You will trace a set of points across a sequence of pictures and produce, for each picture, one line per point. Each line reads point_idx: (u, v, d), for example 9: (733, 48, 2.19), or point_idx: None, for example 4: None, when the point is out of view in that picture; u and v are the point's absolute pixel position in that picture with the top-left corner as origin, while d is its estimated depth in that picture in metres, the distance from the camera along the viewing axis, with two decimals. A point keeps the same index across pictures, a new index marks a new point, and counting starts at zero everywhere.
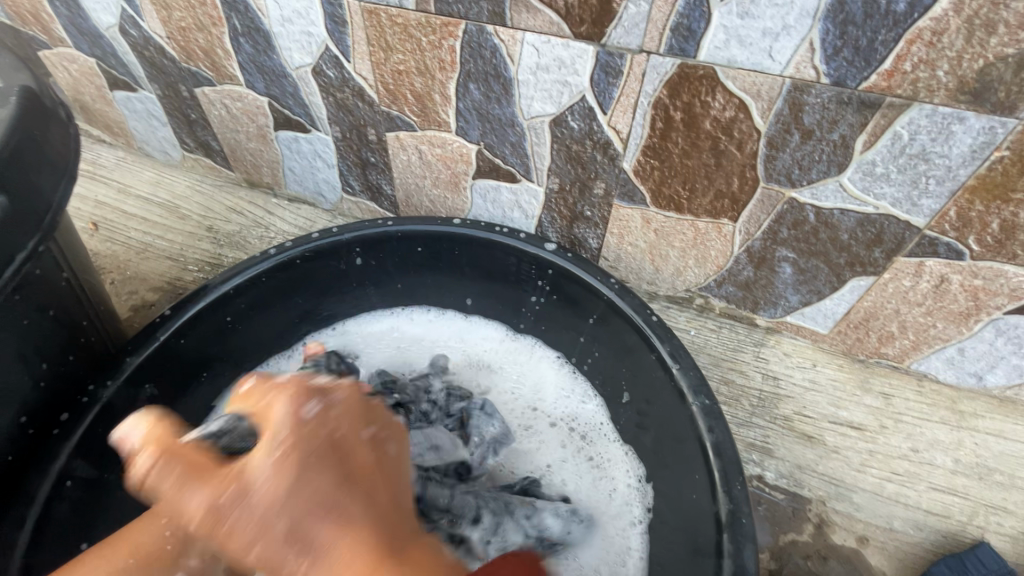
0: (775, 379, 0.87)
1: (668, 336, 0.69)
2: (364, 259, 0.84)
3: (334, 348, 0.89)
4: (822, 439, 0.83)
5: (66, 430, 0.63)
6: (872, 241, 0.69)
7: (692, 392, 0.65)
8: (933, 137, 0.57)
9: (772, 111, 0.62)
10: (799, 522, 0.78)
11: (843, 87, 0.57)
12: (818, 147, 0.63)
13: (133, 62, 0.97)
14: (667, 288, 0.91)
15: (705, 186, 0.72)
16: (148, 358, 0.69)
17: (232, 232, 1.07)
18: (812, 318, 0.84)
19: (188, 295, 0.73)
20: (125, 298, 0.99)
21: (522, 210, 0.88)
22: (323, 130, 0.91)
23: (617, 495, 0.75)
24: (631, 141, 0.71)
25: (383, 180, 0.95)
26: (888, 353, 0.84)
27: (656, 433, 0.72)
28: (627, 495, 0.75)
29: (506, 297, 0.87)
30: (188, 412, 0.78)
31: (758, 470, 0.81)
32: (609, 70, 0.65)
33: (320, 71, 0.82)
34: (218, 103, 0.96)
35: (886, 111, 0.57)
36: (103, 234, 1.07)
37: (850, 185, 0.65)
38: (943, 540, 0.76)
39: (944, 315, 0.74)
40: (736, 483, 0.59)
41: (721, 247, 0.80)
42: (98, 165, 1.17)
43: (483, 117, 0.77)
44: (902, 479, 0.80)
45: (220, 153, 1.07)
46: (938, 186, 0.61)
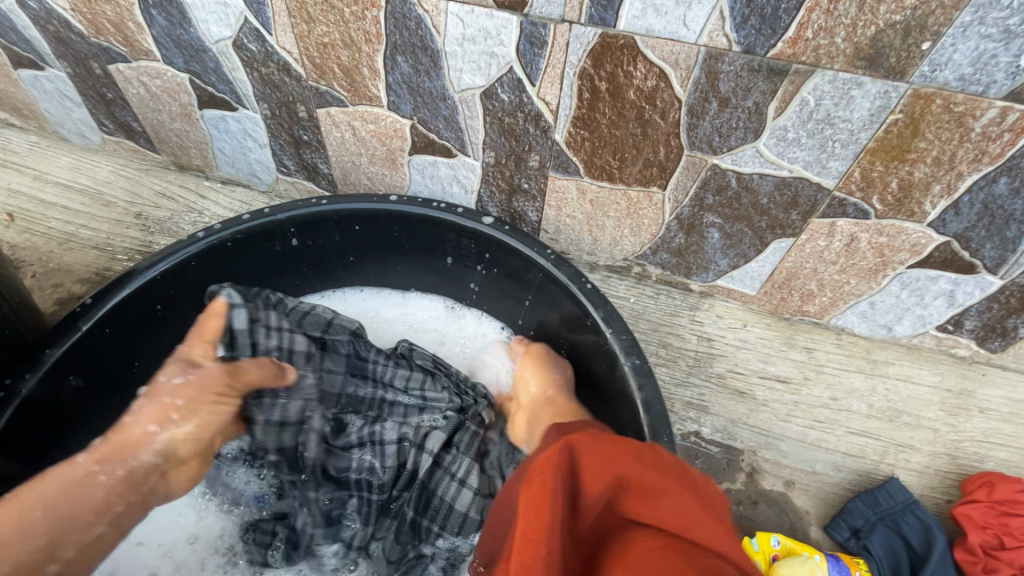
0: (709, 341, 0.92)
1: (602, 303, 0.72)
2: (300, 240, 0.82)
3: None
4: (752, 393, 0.89)
5: None
6: (789, 204, 0.73)
7: (624, 353, 0.68)
8: (835, 102, 0.61)
9: (690, 80, 0.64)
10: (732, 471, 0.83)
11: (753, 55, 0.60)
12: (734, 114, 0.65)
13: (36, 37, 0.90)
14: (606, 258, 0.94)
15: (634, 155, 0.74)
16: (70, 349, 0.67)
17: (163, 217, 1.02)
18: (741, 281, 0.89)
19: (111, 282, 0.70)
20: (50, 291, 0.94)
21: (461, 184, 0.88)
22: (251, 108, 0.88)
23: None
24: (561, 112, 0.72)
25: (318, 159, 0.93)
26: (810, 310, 0.89)
27: (594, 393, 0.75)
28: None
29: (446, 273, 0.88)
30: (120, 405, 0.76)
31: (695, 426, 0.86)
32: (533, 41, 0.65)
33: (241, 44, 0.79)
34: (135, 81, 0.91)
35: (793, 78, 0.60)
36: (20, 225, 1.00)
37: (766, 151, 0.68)
38: (858, 479, 0.83)
39: (856, 272, 0.79)
40: (664, 436, 0.62)
41: (653, 215, 0.82)
42: (9, 152, 1.08)
43: (413, 91, 0.76)
44: (823, 426, 0.87)
45: (143, 135, 1.02)
46: (843, 149, 0.65)
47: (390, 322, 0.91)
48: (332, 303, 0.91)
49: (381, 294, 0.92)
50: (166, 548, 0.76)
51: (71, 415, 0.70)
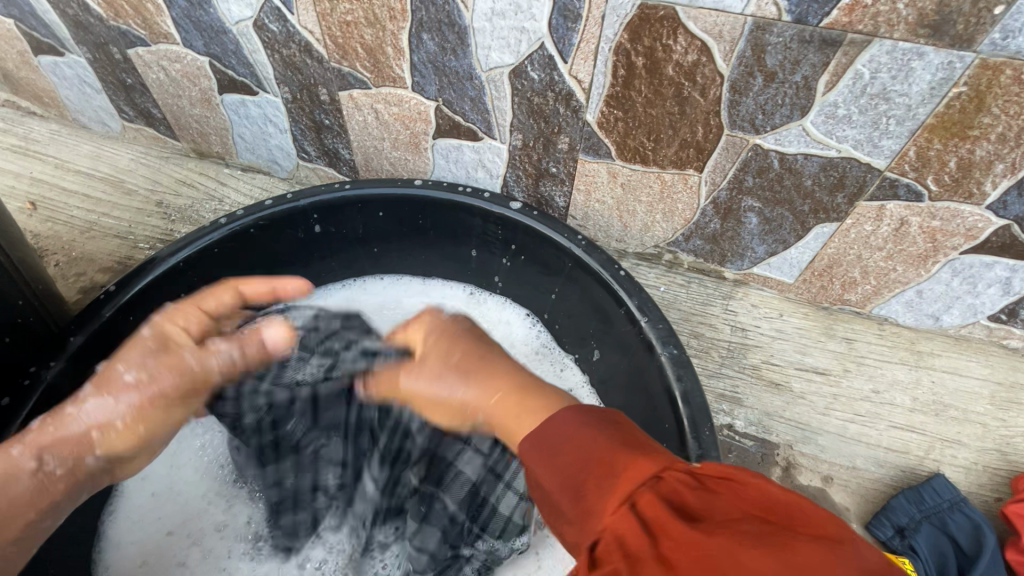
0: (744, 331, 0.88)
1: (637, 290, 0.69)
2: (323, 227, 0.80)
3: None
4: (788, 385, 0.85)
5: (8, 415, 0.59)
6: (835, 186, 0.69)
7: (660, 343, 0.65)
8: (893, 74, 0.57)
9: (734, 53, 0.60)
10: (768, 466, 0.80)
11: (804, 24, 0.56)
12: (780, 90, 0.62)
13: (56, 22, 0.89)
14: (636, 245, 0.90)
15: (670, 136, 0.71)
16: (94, 338, 0.65)
17: (183, 205, 1.01)
18: (778, 268, 0.85)
19: (134, 270, 0.69)
20: (74, 280, 0.93)
21: (486, 169, 0.85)
22: (272, 92, 0.86)
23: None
24: (593, 91, 0.69)
25: (340, 144, 0.91)
26: (851, 299, 0.85)
27: (626, 385, 0.73)
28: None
29: (471, 261, 0.85)
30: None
31: (729, 419, 0.83)
32: (567, 14, 0.62)
33: (262, 25, 0.76)
34: (155, 65, 0.89)
35: (847, 50, 0.56)
36: (42, 213, 1.00)
37: (812, 129, 0.64)
38: (901, 475, 0.80)
39: (904, 258, 0.75)
40: (705, 429, 0.60)
41: (687, 199, 0.79)
42: (30, 140, 1.08)
43: (439, 70, 0.73)
44: (863, 420, 0.83)
45: (163, 121, 1.01)
46: (898, 126, 0.61)
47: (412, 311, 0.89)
48: (351, 292, 0.89)
49: (402, 283, 0.90)
50: (194, 538, 0.76)
51: None
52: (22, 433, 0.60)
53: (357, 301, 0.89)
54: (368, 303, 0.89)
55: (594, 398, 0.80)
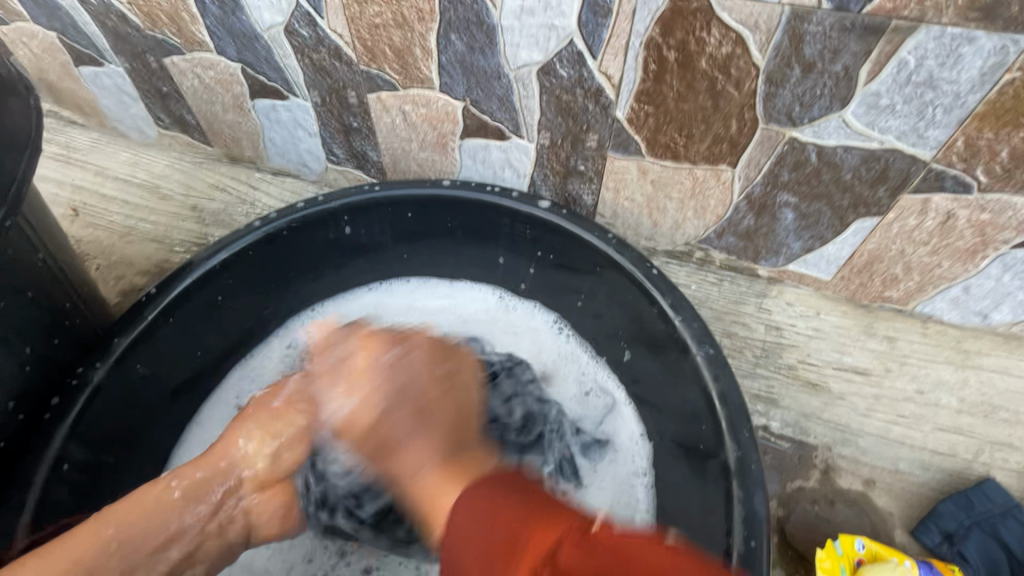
0: (778, 329, 0.86)
1: (670, 289, 0.68)
2: (354, 228, 0.81)
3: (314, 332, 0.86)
4: (827, 386, 0.83)
5: (57, 413, 0.61)
6: (877, 178, 0.67)
7: (695, 342, 0.64)
8: (941, 61, 0.55)
9: (771, 44, 0.59)
10: (806, 468, 0.78)
11: (845, 12, 0.54)
12: (819, 81, 0.60)
13: (96, 33, 0.92)
14: (666, 243, 0.89)
15: (703, 131, 0.69)
16: (137, 339, 0.67)
17: (216, 210, 1.04)
18: (815, 265, 0.83)
19: (174, 272, 0.71)
20: (114, 283, 0.97)
21: (513, 168, 0.85)
22: (302, 96, 0.87)
23: (622, 446, 0.76)
24: (623, 87, 0.68)
25: (368, 146, 0.91)
26: (892, 296, 0.82)
27: (659, 386, 0.72)
28: (631, 449, 0.76)
29: (500, 261, 0.85)
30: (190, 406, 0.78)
31: (764, 420, 0.81)
32: (597, 10, 0.61)
33: (293, 30, 0.78)
34: (189, 73, 0.92)
35: (892, 36, 0.54)
36: (84, 220, 1.03)
37: (853, 120, 0.62)
38: (949, 479, 0.77)
39: (951, 253, 0.72)
40: (743, 430, 0.59)
41: (719, 195, 0.77)
42: (72, 148, 1.12)
43: (467, 70, 0.73)
44: (907, 422, 0.80)
45: (197, 128, 1.03)
46: (946, 115, 0.58)
47: (438, 312, 0.88)
48: (377, 296, 0.89)
49: (427, 285, 0.90)
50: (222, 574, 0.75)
51: (140, 403, 0.71)
52: (70, 431, 0.62)
53: (383, 305, 0.89)
54: (394, 306, 0.89)
55: (624, 394, 0.79)
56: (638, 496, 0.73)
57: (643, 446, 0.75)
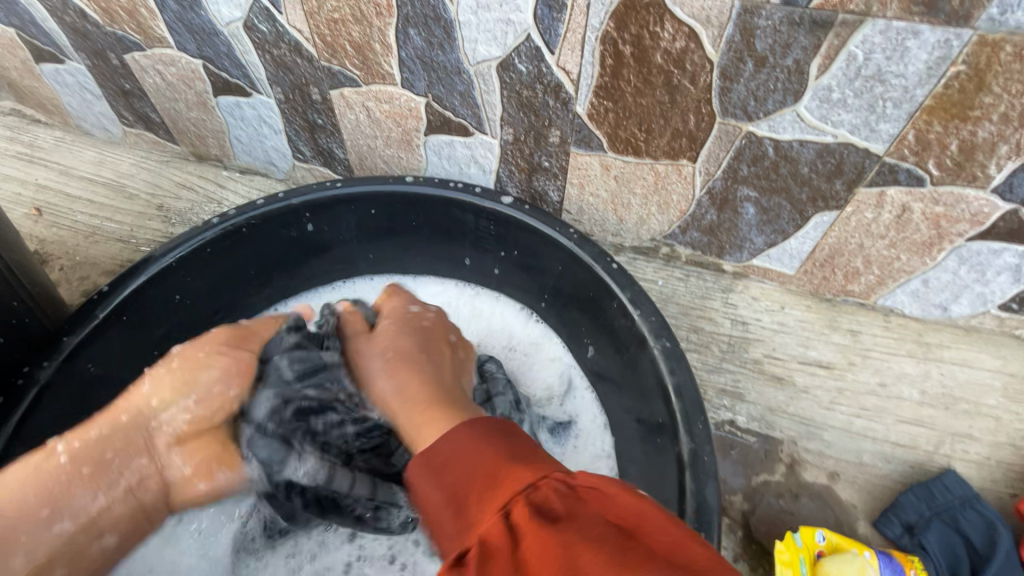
0: (744, 324, 0.86)
1: (629, 283, 0.67)
2: (316, 225, 0.80)
3: None
4: (791, 380, 0.83)
5: (2, 414, 0.60)
6: (833, 173, 0.67)
7: (653, 336, 0.64)
8: (887, 55, 0.55)
9: (723, 38, 0.59)
10: (771, 462, 0.78)
11: (793, 6, 0.54)
12: (772, 75, 0.60)
13: (55, 30, 0.91)
14: (633, 239, 0.89)
15: (662, 126, 0.70)
16: (88, 338, 0.66)
17: (183, 209, 1.02)
18: (778, 260, 0.83)
19: (128, 270, 0.70)
20: (77, 283, 0.94)
21: (478, 165, 0.85)
22: (265, 93, 0.86)
23: (583, 433, 0.77)
24: (582, 82, 0.68)
25: (334, 144, 0.91)
26: (855, 290, 0.83)
27: (620, 380, 0.72)
28: (591, 435, 0.76)
29: (464, 257, 0.84)
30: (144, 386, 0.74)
31: (730, 415, 0.81)
32: (551, 4, 0.61)
33: (252, 26, 0.77)
34: (151, 70, 0.90)
35: (839, 30, 0.55)
36: (47, 219, 1.01)
37: (807, 115, 0.63)
38: (910, 471, 0.77)
39: (908, 247, 0.73)
40: (698, 423, 0.58)
41: (682, 191, 0.77)
42: (35, 147, 1.10)
43: (427, 66, 0.73)
44: (870, 415, 0.81)
45: (162, 125, 1.02)
46: (895, 109, 0.59)
47: None
48: (339, 293, 0.88)
49: (391, 281, 0.89)
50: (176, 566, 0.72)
51: (93, 404, 0.69)
52: (15, 433, 0.60)
53: (346, 302, 0.88)
54: (357, 303, 0.88)
55: (585, 382, 0.79)
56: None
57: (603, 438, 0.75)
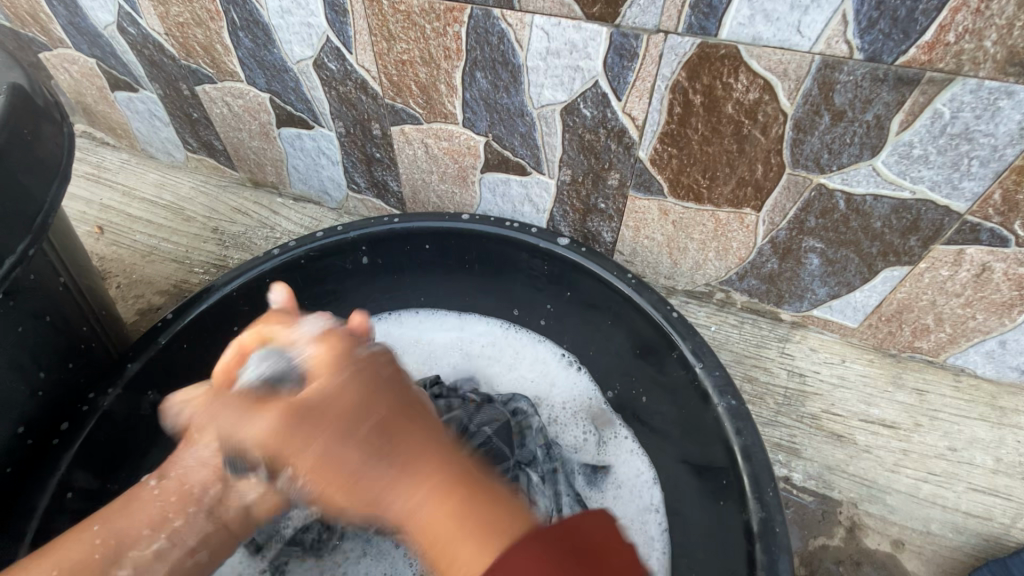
0: (801, 376, 0.83)
1: (691, 334, 0.66)
2: (371, 258, 0.80)
3: None
4: (852, 438, 0.79)
5: (66, 439, 0.61)
6: (908, 228, 0.65)
7: (716, 392, 0.62)
8: (977, 114, 0.53)
9: (800, 92, 0.58)
10: (830, 525, 0.74)
11: (878, 62, 0.53)
12: (849, 129, 0.59)
13: (133, 61, 0.95)
14: (686, 283, 0.87)
15: (727, 174, 0.69)
16: (149, 364, 0.67)
17: (237, 232, 1.04)
18: (841, 311, 0.80)
19: (190, 298, 0.71)
20: (133, 301, 0.96)
21: (532, 203, 0.85)
22: (327, 126, 0.88)
23: (625, 480, 0.74)
24: (647, 128, 0.67)
25: (390, 177, 0.92)
26: (923, 347, 0.79)
27: (679, 432, 0.69)
28: (636, 484, 0.73)
29: (516, 295, 0.84)
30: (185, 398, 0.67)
31: (785, 471, 0.78)
32: (623, 53, 0.61)
33: (321, 63, 0.79)
34: (219, 101, 0.94)
35: (925, 88, 0.53)
36: (108, 238, 1.05)
37: (884, 169, 0.61)
38: (985, 544, 0.72)
39: (986, 306, 0.69)
40: (768, 490, 0.56)
41: (743, 238, 0.76)
42: (103, 168, 1.14)
43: (490, 107, 0.74)
44: (939, 480, 0.76)
45: (223, 152, 1.05)
46: (981, 167, 0.57)
47: (445, 346, 0.87)
48: (386, 326, 0.88)
49: (436, 316, 0.89)
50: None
51: (150, 429, 0.69)
52: (77, 459, 0.61)
53: (391, 335, 0.88)
54: (402, 336, 0.88)
55: (629, 428, 0.78)
56: (650, 534, 0.70)
57: (653, 489, 0.73)
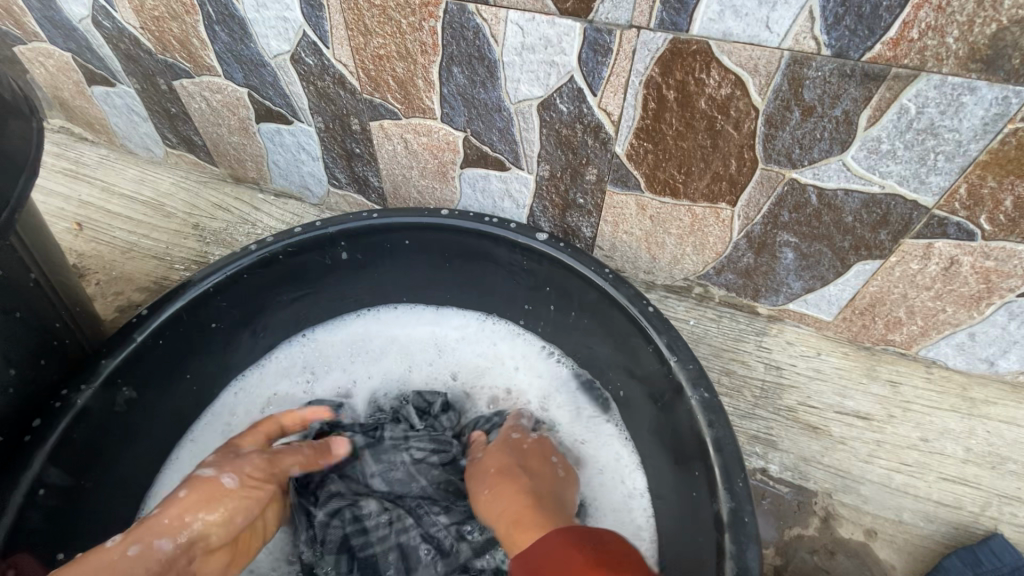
0: (778, 369, 0.84)
1: (666, 328, 0.66)
2: (350, 253, 0.80)
3: (305, 360, 0.86)
4: (827, 430, 0.80)
5: (39, 435, 0.60)
6: (878, 222, 0.66)
7: (690, 385, 0.63)
8: (942, 109, 0.54)
9: (771, 87, 0.58)
10: (804, 515, 0.75)
11: (845, 58, 0.54)
12: (819, 125, 0.59)
13: (109, 55, 0.94)
14: (665, 277, 0.88)
15: (702, 169, 0.69)
16: (124, 361, 0.66)
17: (219, 229, 1.04)
18: (816, 305, 0.81)
19: (166, 294, 0.70)
20: (112, 299, 0.96)
21: (512, 199, 0.85)
22: (306, 121, 0.88)
23: (605, 464, 0.75)
24: (623, 124, 0.68)
25: (370, 172, 0.92)
26: (896, 339, 0.80)
27: (655, 425, 0.70)
28: (617, 468, 0.74)
29: (496, 290, 0.84)
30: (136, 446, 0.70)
31: (761, 463, 0.79)
32: (597, 49, 0.62)
33: (298, 58, 0.79)
34: (197, 96, 0.93)
35: (892, 84, 0.54)
36: (87, 234, 1.04)
37: (854, 164, 0.62)
38: (954, 532, 0.74)
39: (955, 299, 0.71)
40: (738, 480, 0.57)
41: (719, 233, 0.76)
42: (81, 164, 1.13)
43: (468, 102, 0.74)
44: (911, 470, 0.77)
45: (203, 148, 1.04)
46: (947, 162, 0.58)
47: (423, 341, 0.88)
48: (365, 322, 0.89)
49: (415, 312, 0.90)
50: None
51: (122, 426, 0.69)
52: (50, 457, 0.60)
53: (370, 331, 0.88)
54: (380, 332, 0.88)
55: (606, 412, 0.79)
56: (633, 520, 0.71)
57: (629, 480, 0.73)
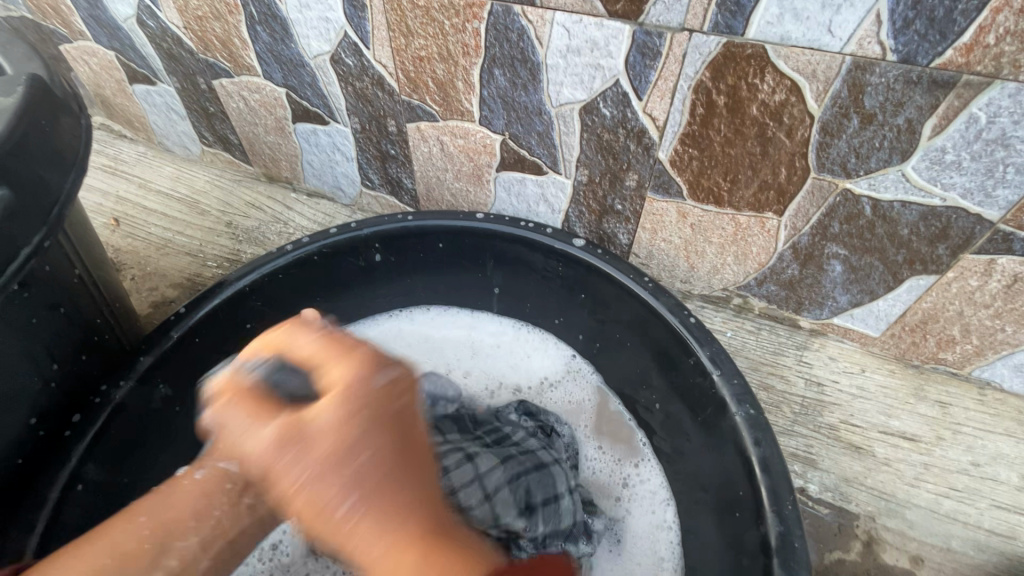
0: (820, 385, 0.81)
1: (709, 340, 0.64)
2: (384, 256, 0.80)
3: None
4: (871, 450, 0.77)
5: (77, 431, 0.61)
6: (936, 236, 0.63)
7: (735, 401, 0.60)
8: (1015, 119, 0.51)
9: (829, 93, 0.56)
10: (846, 539, 0.72)
11: (912, 64, 0.51)
12: (879, 133, 0.57)
13: (151, 54, 0.96)
14: (702, 287, 0.86)
15: (749, 177, 0.67)
16: (161, 359, 0.67)
17: (251, 227, 1.04)
18: (863, 320, 0.78)
19: (203, 292, 0.70)
20: (147, 294, 0.97)
21: (548, 204, 0.83)
22: (342, 122, 0.88)
23: (636, 491, 0.74)
24: (668, 129, 0.66)
25: (404, 174, 0.91)
26: (947, 358, 0.77)
27: (695, 444, 0.68)
28: (648, 497, 0.73)
29: (530, 296, 0.83)
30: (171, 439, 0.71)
31: (801, 482, 0.76)
32: (645, 52, 0.60)
33: (338, 59, 0.79)
34: (236, 95, 0.94)
35: (961, 91, 0.51)
36: (124, 229, 1.05)
37: (913, 175, 0.59)
38: (1008, 564, 0.70)
39: (1016, 318, 0.67)
40: (786, 503, 0.55)
41: (763, 243, 0.74)
42: (120, 160, 1.15)
43: (508, 105, 0.73)
44: (961, 496, 0.74)
45: (239, 147, 1.05)
46: (1017, 174, 0.55)
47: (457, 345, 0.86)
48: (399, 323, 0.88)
49: (449, 314, 0.88)
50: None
51: (160, 424, 0.69)
52: (88, 452, 0.61)
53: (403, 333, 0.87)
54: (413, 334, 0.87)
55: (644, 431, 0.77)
56: (661, 553, 0.69)
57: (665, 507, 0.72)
